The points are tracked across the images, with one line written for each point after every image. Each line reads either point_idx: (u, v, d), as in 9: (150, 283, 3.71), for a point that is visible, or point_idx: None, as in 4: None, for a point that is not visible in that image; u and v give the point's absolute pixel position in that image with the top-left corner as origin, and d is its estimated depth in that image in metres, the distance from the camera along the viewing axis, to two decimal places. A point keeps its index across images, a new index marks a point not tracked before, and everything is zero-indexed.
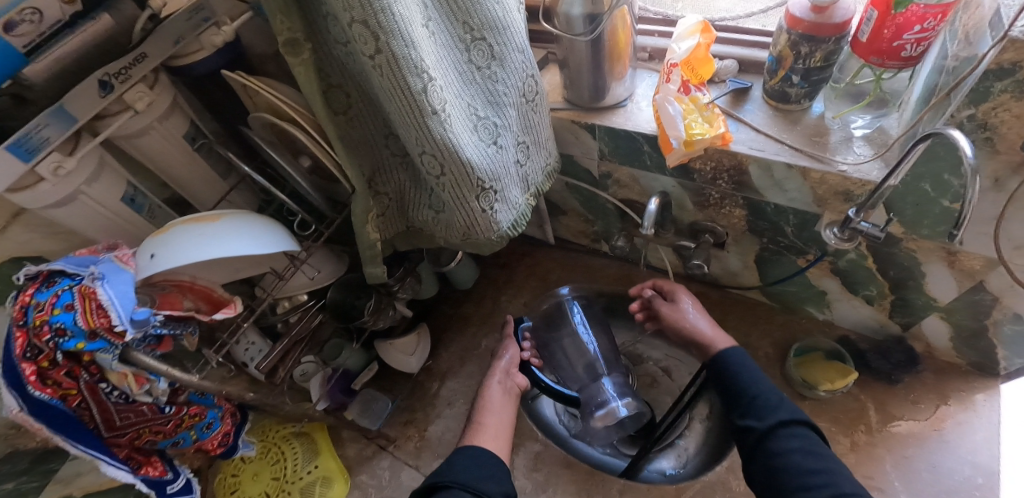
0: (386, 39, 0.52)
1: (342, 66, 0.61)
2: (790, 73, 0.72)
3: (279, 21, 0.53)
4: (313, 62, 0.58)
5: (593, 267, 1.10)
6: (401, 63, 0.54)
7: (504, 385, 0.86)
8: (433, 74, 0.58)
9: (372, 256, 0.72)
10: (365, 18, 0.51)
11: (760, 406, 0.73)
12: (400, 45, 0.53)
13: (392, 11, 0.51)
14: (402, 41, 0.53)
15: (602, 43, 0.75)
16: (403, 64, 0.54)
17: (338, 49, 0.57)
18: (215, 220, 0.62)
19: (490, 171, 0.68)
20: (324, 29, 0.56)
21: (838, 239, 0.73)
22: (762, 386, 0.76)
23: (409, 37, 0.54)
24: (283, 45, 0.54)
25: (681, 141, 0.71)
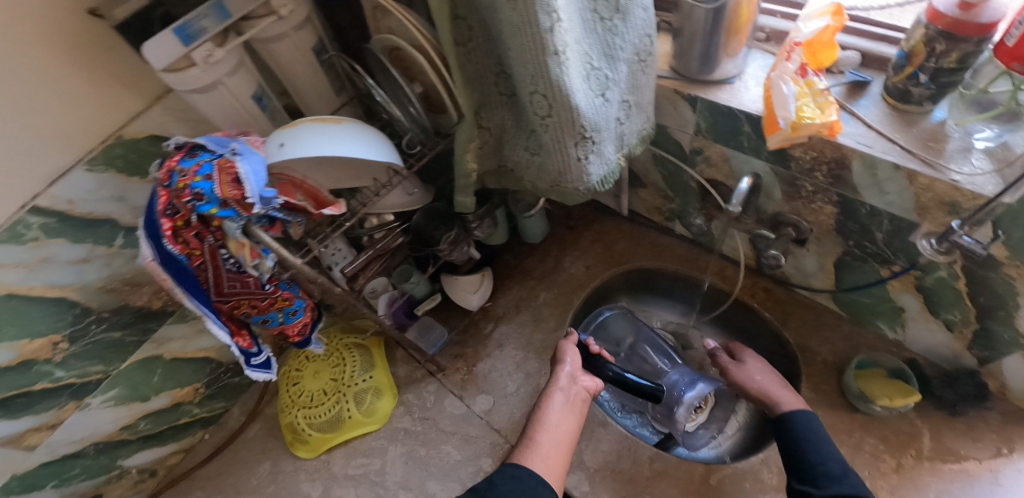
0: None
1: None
2: (919, 71, 0.69)
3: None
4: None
5: (661, 245, 1.10)
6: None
7: (567, 396, 0.84)
8: (561, 14, 0.59)
9: (465, 185, 0.76)
10: None
11: (820, 474, 0.71)
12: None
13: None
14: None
15: (724, 14, 0.74)
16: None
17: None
18: (337, 123, 0.67)
19: (594, 121, 0.70)
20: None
21: (934, 251, 0.71)
22: (826, 453, 0.74)
23: None
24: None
25: (789, 122, 0.70)
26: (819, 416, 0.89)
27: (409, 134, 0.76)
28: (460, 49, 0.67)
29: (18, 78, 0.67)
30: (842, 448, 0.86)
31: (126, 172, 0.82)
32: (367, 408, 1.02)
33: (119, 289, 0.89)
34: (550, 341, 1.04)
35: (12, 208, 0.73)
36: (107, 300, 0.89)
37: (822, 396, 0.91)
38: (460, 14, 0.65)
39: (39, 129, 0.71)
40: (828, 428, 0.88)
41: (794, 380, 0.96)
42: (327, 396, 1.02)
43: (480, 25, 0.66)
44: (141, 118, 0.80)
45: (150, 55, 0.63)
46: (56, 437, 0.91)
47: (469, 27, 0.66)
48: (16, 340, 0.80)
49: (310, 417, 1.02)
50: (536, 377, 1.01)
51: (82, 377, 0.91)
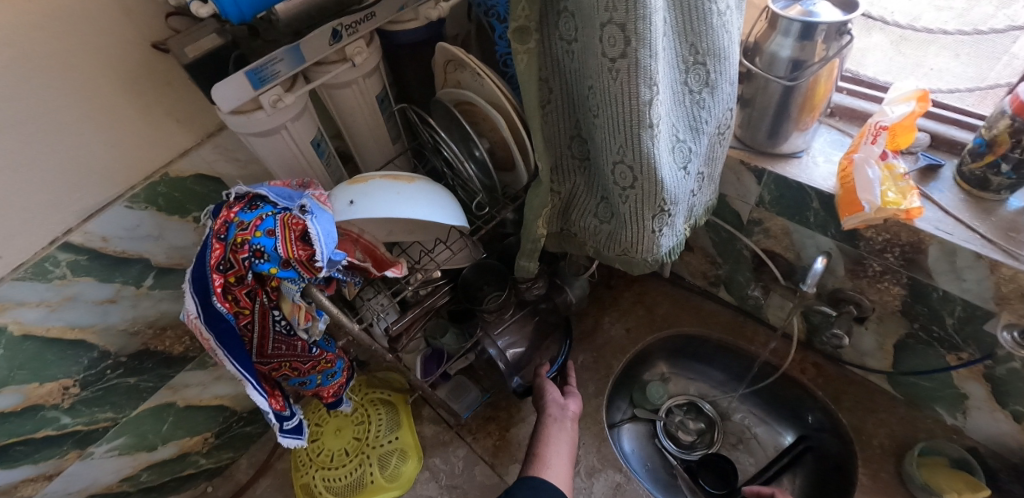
0: (635, 46, 0.53)
1: (557, 63, 0.62)
2: (1001, 160, 0.68)
3: (520, 8, 0.55)
4: (537, 52, 0.60)
5: (704, 311, 1.07)
6: (640, 72, 0.54)
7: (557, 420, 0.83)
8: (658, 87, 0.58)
9: (532, 250, 0.73)
10: (622, 22, 0.51)
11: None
12: (646, 55, 0.54)
13: (649, 20, 0.52)
14: (649, 52, 0.53)
15: (798, 92, 0.74)
16: (642, 75, 0.54)
17: (562, 49, 0.59)
18: (410, 181, 0.64)
19: (674, 195, 0.68)
20: (556, 25, 0.58)
21: (1016, 344, 0.68)
22: None
23: (654, 48, 0.54)
24: (514, 32, 0.57)
25: (874, 206, 0.68)
26: None
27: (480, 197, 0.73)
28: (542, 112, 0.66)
29: (73, 112, 0.63)
30: None
31: (166, 210, 0.78)
32: (391, 473, 0.95)
33: (142, 331, 0.84)
34: (590, 407, 0.99)
35: (40, 243, 0.67)
36: (126, 343, 0.83)
37: (881, 484, 0.86)
38: (544, 78, 0.64)
39: (86, 164, 0.67)
40: None
41: (847, 464, 0.91)
42: (349, 456, 0.96)
43: (563, 91, 0.65)
44: (189, 156, 0.76)
45: (220, 96, 0.60)
46: (53, 487, 0.86)
47: (551, 92, 0.65)
48: (25, 384, 0.74)
49: (328, 479, 0.94)
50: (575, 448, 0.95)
51: (89, 425, 0.85)
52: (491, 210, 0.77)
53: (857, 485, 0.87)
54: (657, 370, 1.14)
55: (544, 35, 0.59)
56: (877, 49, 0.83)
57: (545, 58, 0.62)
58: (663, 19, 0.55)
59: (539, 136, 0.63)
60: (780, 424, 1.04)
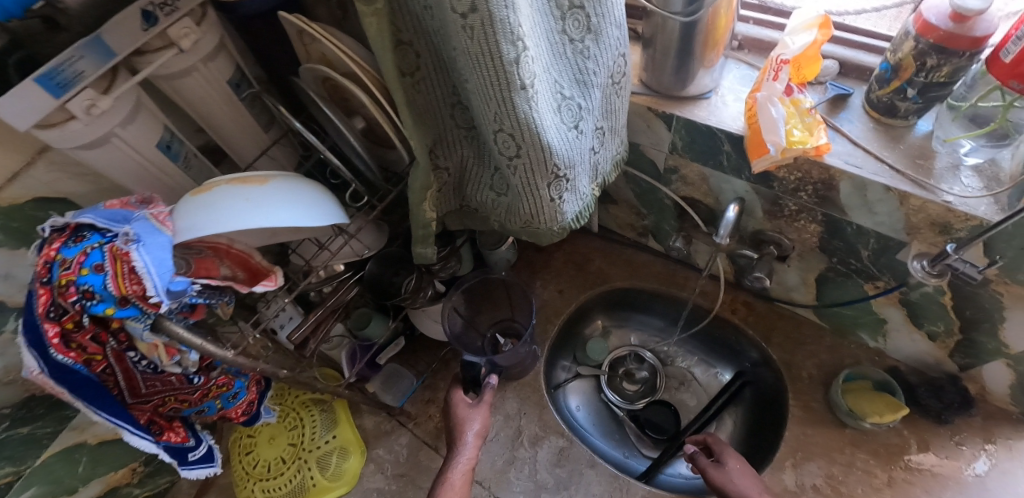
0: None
1: (417, 22, 0.53)
2: (907, 85, 0.65)
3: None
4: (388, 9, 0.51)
5: (636, 262, 1.04)
6: (497, 27, 0.47)
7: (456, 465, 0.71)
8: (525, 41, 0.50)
9: (425, 236, 0.65)
10: None
11: None
12: (500, 5, 0.46)
13: None
14: (503, 2, 0.46)
15: (699, 27, 0.68)
16: (500, 29, 0.47)
17: (417, 4, 0.50)
18: (262, 183, 0.55)
19: (568, 158, 0.62)
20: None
21: (926, 273, 0.68)
22: None
23: None
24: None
25: (779, 147, 0.64)
26: (811, 436, 0.87)
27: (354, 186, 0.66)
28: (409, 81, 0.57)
29: None
30: (835, 466, 0.84)
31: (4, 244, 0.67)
32: (333, 473, 0.92)
33: (18, 379, 0.75)
34: (529, 376, 0.97)
35: None
36: (6, 394, 0.74)
37: (812, 414, 0.89)
38: (405, 42, 0.54)
39: None
40: (820, 447, 0.86)
41: (779, 398, 0.93)
42: (286, 464, 0.92)
43: (430, 52, 0.56)
44: (17, 178, 0.65)
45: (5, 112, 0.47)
46: None
47: (417, 56, 0.56)
48: None
49: (268, 490, 0.91)
50: (517, 420, 0.94)
51: None
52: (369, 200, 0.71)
53: (790, 419, 0.89)
54: (596, 325, 1.12)
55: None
56: None
57: (400, 18, 0.52)
58: None
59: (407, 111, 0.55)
60: (718, 363, 1.06)
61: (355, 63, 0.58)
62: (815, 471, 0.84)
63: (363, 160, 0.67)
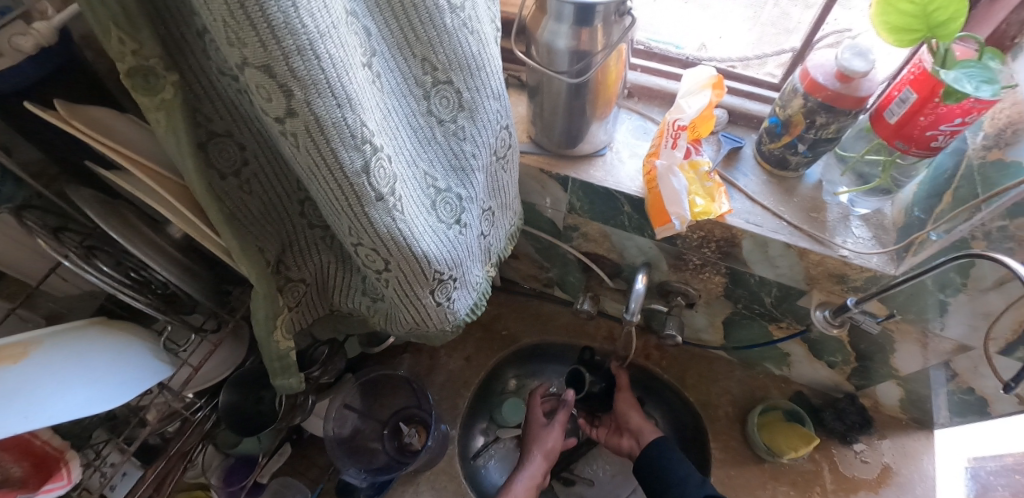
0: (307, 97, 0.35)
1: (231, 107, 0.41)
2: (797, 141, 0.63)
3: (118, 41, 0.33)
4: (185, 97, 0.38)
5: (544, 314, 0.98)
6: (330, 130, 0.37)
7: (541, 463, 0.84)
8: (379, 140, 0.41)
9: (284, 367, 0.54)
10: (270, 65, 0.33)
11: None
12: (328, 106, 0.36)
13: (319, 57, 0.34)
14: (334, 100, 0.36)
15: (586, 87, 0.61)
16: (334, 134, 0.37)
17: (228, 86, 0.38)
18: (18, 359, 0.42)
19: (450, 259, 0.52)
20: (203, 53, 0.37)
21: (828, 323, 0.68)
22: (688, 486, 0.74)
23: (344, 94, 0.36)
24: (128, 77, 0.34)
25: (684, 221, 0.58)
26: (734, 477, 0.86)
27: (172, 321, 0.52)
28: (234, 180, 0.45)
29: None
30: None
31: None
32: None
33: None
34: (443, 461, 0.86)
35: None
36: None
37: (733, 454, 0.88)
38: (220, 132, 0.42)
39: None
40: (745, 487, 0.85)
41: (700, 439, 0.92)
42: None
43: (258, 143, 0.44)
44: None
45: None
46: None
47: (240, 149, 0.44)
48: None
49: None
50: None
51: None
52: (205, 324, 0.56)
53: (713, 461, 0.87)
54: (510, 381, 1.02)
55: (188, 74, 0.38)
56: (675, 17, 0.70)
57: (205, 104, 0.40)
58: (355, 45, 0.38)
59: (229, 229, 0.44)
60: None
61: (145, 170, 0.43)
62: None
63: (181, 279, 0.53)
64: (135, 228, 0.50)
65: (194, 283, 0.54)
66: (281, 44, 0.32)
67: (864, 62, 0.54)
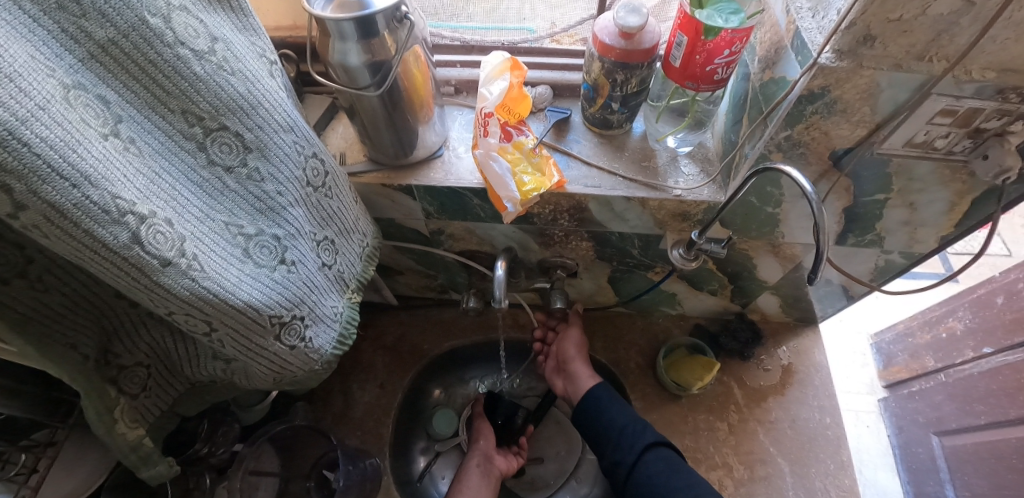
0: (31, 187, 0.32)
1: None
2: (609, 101, 0.66)
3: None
4: None
5: (447, 320, 0.98)
6: (73, 214, 0.34)
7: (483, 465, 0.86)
8: (146, 206, 0.38)
9: (143, 457, 0.51)
10: None
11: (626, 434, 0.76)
12: (61, 189, 0.33)
13: (25, 142, 0.31)
14: (64, 182, 0.33)
15: (397, 96, 0.62)
16: (80, 216, 0.34)
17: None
18: None
19: (286, 300, 0.51)
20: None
21: (685, 260, 0.71)
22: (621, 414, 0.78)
23: (78, 173, 0.34)
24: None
25: (516, 202, 0.61)
26: (658, 421, 0.90)
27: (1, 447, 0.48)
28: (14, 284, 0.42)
29: None
30: (686, 438, 0.89)
31: None
32: None
33: None
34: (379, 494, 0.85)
35: None
36: None
37: (652, 400, 0.92)
38: None
39: None
40: (669, 426, 0.90)
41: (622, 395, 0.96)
42: None
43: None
44: None
45: None
46: None
47: None
48: None
49: None
50: None
51: None
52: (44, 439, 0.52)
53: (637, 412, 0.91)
54: (435, 394, 1.01)
55: None
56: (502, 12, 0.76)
57: None
58: (85, 118, 0.36)
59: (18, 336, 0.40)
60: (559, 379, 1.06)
61: None
62: None
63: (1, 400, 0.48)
64: None
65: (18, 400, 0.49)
66: None
67: (638, 16, 0.58)
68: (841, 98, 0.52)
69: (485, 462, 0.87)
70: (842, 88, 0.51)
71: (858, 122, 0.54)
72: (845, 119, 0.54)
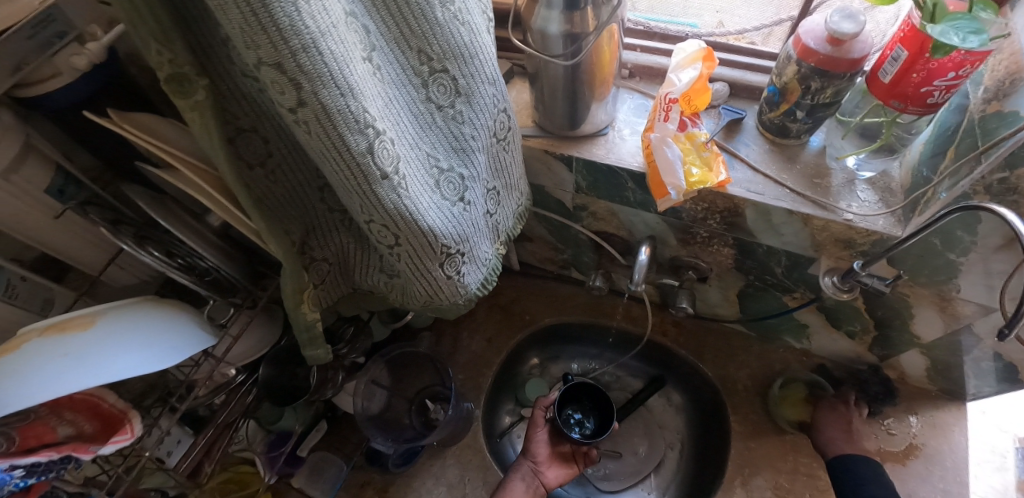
0: (314, 89, 0.39)
1: (254, 103, 0.46)
2: (795, 108, 0.64)
3: (155, 52, 0.38)
4: (212, 100, 0.43)
5: (562, 296, 1.01)
6: (336, 118, 0.41)
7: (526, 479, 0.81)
8: (382, 124, 0.45)
9: (312, 337, 0.59)
10: (279, 61, 0.37)
11: None
12: (333, 95, 0.40)
13: (320, 50, 0.37)
14: (337, 90, 0.40)
15: (582, 69, 0.64)
16: (340, 121, 0.41)
17: (248, 85, 0.44)
18: (88, 326, 0.47)
19: (455, 234, 0.56)
20: (227, 59, 0.42)
21: (838, 289, 0.68)
22: None
23: (347, 84, 0.40)
24: (167, 83, 0.40)
25: (680, 191, 0.61)
26: (754, 449, 0.87)
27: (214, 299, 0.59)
28: (259, 171, 0.50)
29: None
30: (781, 477, 0.84)
31: None
32: None
33: None
34: (467, 437, 0.91)
35: None
36: None
37: (752, 427, 0.88)
38: (247, 128, 0.48)
39: None
40: (765, 459, 0.86)
41: (719, 414, 0.93)
42: None
43: (279, 137, 0.50)
44: None
45: None
46: None
47: (264, 142, 0.50)
48: None
49: None
50: (461, 487, 0.87)
51: None
52: (238, 304, 0.62)
53: (733, 434, 0.88)
54: (532, 362, 1.05)
55: (216, 78, 0.44)
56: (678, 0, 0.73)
57: (232, 103, 0.46)
58: (355, 40, 0.42)
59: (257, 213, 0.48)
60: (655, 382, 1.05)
61: (182, 162, 0.49)
62: (763, 486, 0.84)
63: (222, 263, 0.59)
64: (177, 213, 0.56)
65: (230, 264, 0.60)
66: (288, 43, 0.36)
67: (854, 23, 0.55)
68: None
69: (531, 475, 0.83)
70: None
71: None
72: None
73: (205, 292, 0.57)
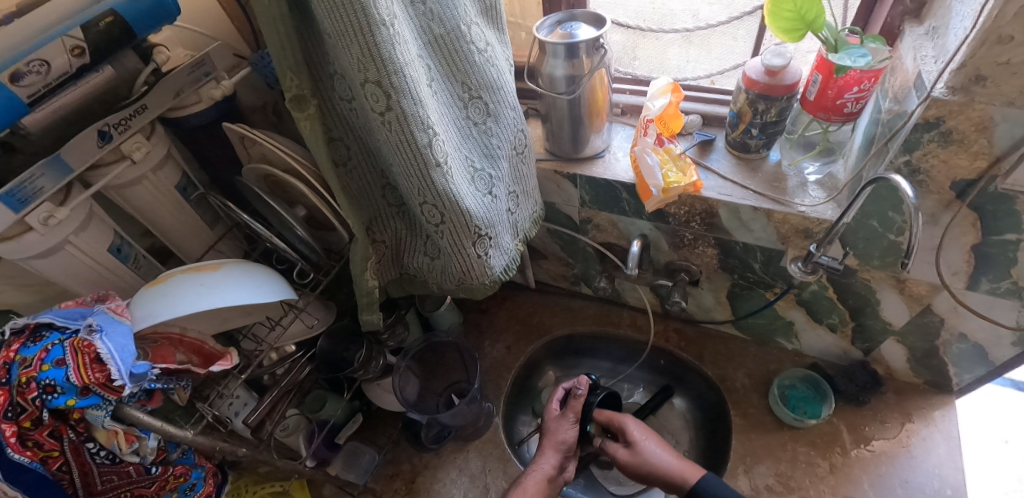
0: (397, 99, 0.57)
1: (343, 119, 0.64)
2: (750, 127, 0.81)
3: (289, 79, 0.56)
4: (318, 115, 0.61)
5: (574, 309, 1.14)
6: (410, 120, 0.58)
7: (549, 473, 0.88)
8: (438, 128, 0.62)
9: (369, 302, 0.74)
10: (377, 79, 0.55)
11: None
12: (409, 103, 0.58)
13: (403, 73, 0.56)
14: (412, 100, 0.58)
15: (581, 103, 0.83)
16: (412, 121, 0.58)
17: (343, 106, 0.62)
18: (215, 269, 0.62)
19: (486, 220, 0.72)
20: (331, 87, 0.61)
21: (803, 273, 0.80)
22: None
23: (417, 96, 0.58)
24: (291, 102, 0.57)
25: (660, 188, 0.77)
26: (755, 440, 0.94)
27: (300, 265, 0.75)
28: (341, 169, 0.68)
29: None
30: (782, 464, 0.91)
31: None
32: None
33: None
34: (489, 432, 0.99)
35: None
36: None
37: (752, 421, 0.96)
38: (336, 137, 0.66)
39: None
40: (765, 449, 0.93)
41: (722, 412, 1.01)
42: None
43: (358, 145, 0.67)
44: None
45: None
46: None
47: (347, 148, 0.67)
48: None
49: None
50: (483, 476, 0.95)
51: None
52: (315, 275, 0.79)
53: (734, 427, 0.96)
54: (548, 374, 1.15)
55: (322, 99, 0.62)
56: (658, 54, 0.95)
57: (328, 118, 0.64)
58: (422, 70, 0.61)
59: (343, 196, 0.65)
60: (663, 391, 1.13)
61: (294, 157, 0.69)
62: (765, 472, 0.90)
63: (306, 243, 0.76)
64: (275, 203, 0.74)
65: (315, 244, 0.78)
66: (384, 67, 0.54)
67: (782, 60, 0.73)
68: (956, 129, 0.61)
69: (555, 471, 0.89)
70: (956, 120, 0.61)
71: (977, 153, 0.62)
72: (962, 149, 0.63)
73: (297, 256, 0.74)
